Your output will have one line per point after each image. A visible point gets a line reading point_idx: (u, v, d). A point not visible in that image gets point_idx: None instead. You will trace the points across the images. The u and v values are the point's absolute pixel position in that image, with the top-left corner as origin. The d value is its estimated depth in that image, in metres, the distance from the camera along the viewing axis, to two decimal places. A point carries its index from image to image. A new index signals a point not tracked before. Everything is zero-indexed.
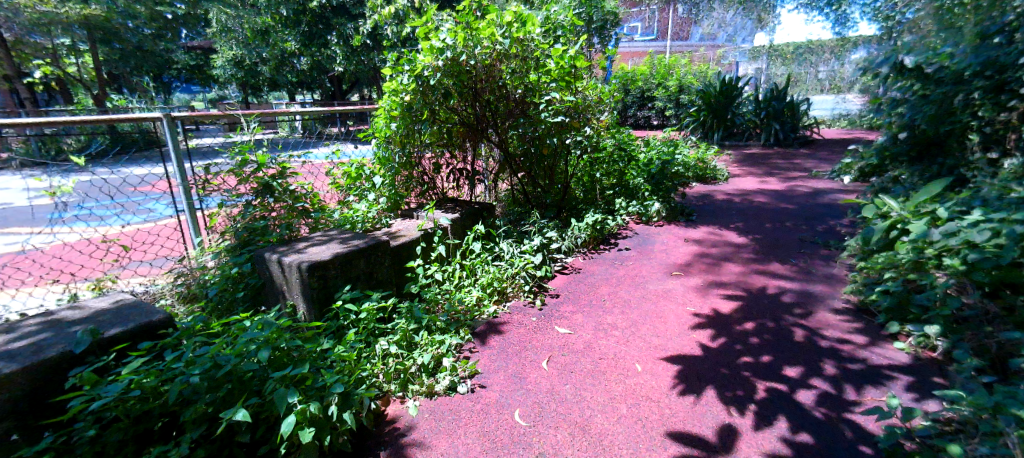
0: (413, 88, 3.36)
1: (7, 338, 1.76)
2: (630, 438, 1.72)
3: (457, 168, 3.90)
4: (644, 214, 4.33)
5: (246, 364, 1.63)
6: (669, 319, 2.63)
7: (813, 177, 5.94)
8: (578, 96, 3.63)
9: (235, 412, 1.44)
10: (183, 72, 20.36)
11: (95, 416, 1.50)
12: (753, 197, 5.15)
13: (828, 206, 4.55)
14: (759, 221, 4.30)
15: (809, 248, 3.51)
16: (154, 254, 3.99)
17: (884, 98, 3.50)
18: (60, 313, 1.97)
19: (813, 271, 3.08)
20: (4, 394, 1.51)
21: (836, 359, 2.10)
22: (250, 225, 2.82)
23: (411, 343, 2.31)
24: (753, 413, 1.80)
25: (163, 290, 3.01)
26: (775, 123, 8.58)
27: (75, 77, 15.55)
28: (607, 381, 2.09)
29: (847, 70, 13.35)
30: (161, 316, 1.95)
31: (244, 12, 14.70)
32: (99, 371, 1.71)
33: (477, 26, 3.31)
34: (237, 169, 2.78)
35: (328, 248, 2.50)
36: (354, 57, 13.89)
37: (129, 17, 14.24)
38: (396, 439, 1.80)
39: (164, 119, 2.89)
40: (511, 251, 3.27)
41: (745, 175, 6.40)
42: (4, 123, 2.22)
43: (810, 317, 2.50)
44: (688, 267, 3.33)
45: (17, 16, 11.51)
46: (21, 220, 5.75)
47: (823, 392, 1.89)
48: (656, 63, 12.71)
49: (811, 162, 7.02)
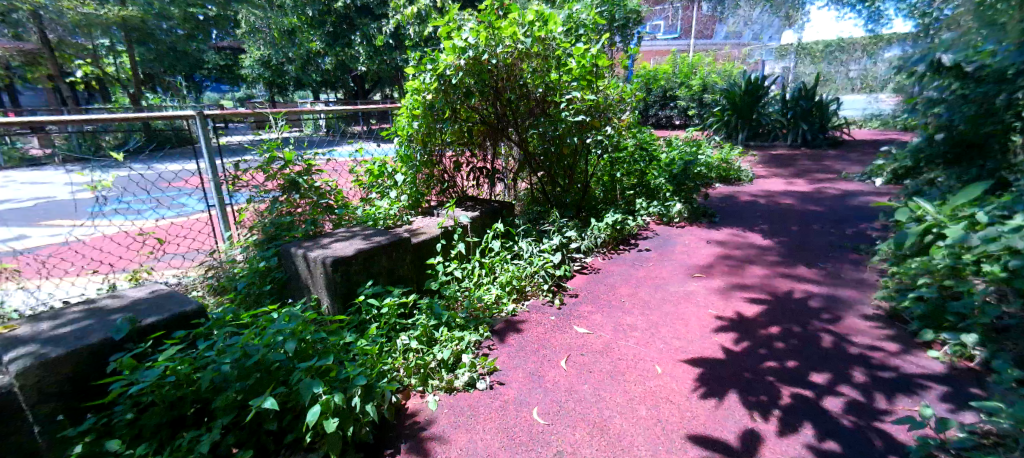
0: (435, 87, 3.38)
1: (53, 325, 1.84)
2: (650, 440, 1.71)
3: (477, 167, 3.95)
4: (665, 215, 4.32)
5: (274, 354, 1.68)
6: (690, 322, 2.59)
7: (842, 179, 5.79)
8: (599, 96, 3.63)
9: (262, 401, 1.49)
10: (213, 72, 20.99)
11: (134, 400, 1.57)
12: (779, 199, 5.04)
13: (857, 209, 4.43)
14: (786, 223, 4.21)
15: (836, 251, 3.42)
16: (186, 247, 4.12)
17: (920, 98, 3.40)
18: (101, 301, 2.07)
19: (841, 276, 3.00)
20: (52, 376, 1.59)
21: (865, 367, 2.04)
22: (277, 220, 2.90)
23: (430, 339, 2.33)
24: (777, 419, 1.76)
25: (195, 281, 3.10)
26: (803, 123, 8.39)
27: (114, 76, 16.14)
28: (625, 382, 2.08)
29: (879, 69, 12.92)
30: (195, 306, 2.01)
31: (271, 14, 15.03)
32: (136, 357, 1.78)
33: (499, 26, 3.32)
34: (265, 166, 2.87)
35: (351, 244, 2.55)
36: (377, 57, 14.20)
37: (162, 18, 14.65)
38: (416, 433, 1.82)
39: (197, 117, 2.93)
40: (530, 250, 3.27)
41: (771, 176, 6.25)
42: (47, 120, 2.31)
43: (838, 323, 2.44)
44: (709, 268, 3.29)
45: (62, 19, 12.15)
46: (64, 212, 6.00)
47: (852, 400, 1.84)
48: (679, 62, 12.52)
49: (840, 163, 6.84)
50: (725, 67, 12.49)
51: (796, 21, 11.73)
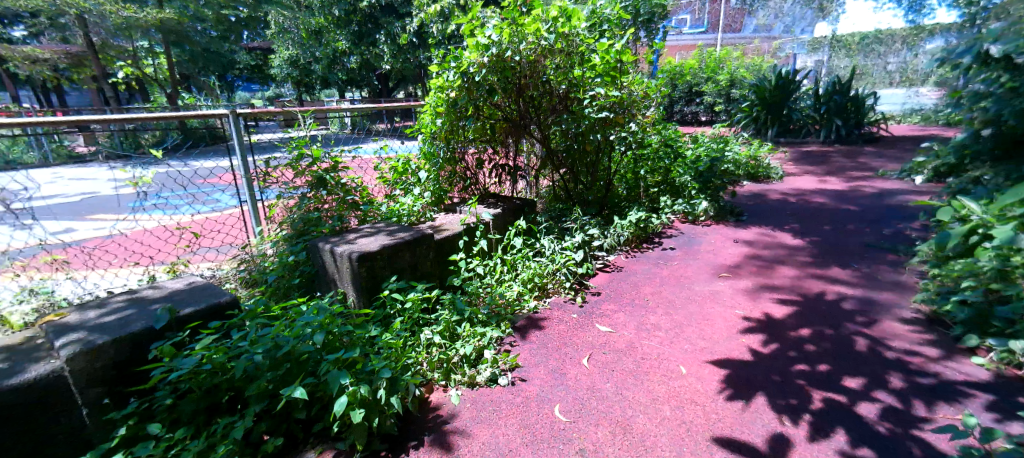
0: (459, 85, 3.42)
1: (99, 313, 1.94)
2: (674, 441, 1.69)
3: (499, 164, 3.94)
4: (690, 213, 4.24)
5: (303, 346, 1.73)
6: (716, 322, 2.54)
7: (879, 177, 5.57)
8: (623, 92, 3.59)
9: (292, 390, 1.53)
10: (245, 72, 21.65)
11: (173, 387, 1.64)
12: (810, 197, 4.89)
13: (895, 208, 4.26)
14: (818, 222, 4.08)
15: (872, 252, 3.30)
16: (220, 241, 4.28)
17: (965, 91, 3.24)
18: (143, 291, 2.17)
19: (878, 277, 2.89)
20: (98, 362, 1.67)
21: (902, 372, 1.96)
22: (305, 216, 2.96)
23: (452, 334, 2.36)
24: (807, 424, 1.71)
25: (228, 274, 3.22)
26: (837, 119, 8.10)
27: (152, 76, 16.83)
28: (649, 382, 2.06)
29: (920, 61, 12.34)
30: (229, 297, 2.09)
31: (300, 14, 15.39)
32: (174, 346, 1.86)
33: (522, 22, 3.32)
34: (293, 163, 2.96)
35: (376, 240, 2.59)
36: (401, 55, 14.38)
37: (197, 20, 15.18)
38: (439, 426, 1.85)
39: (230, 116, 3.02)
40: (552, 248, 3.26)
41: (802, 174, 6.06)
42: (93, 119, 2.43)
43: (874, 326, 2.35)
44: (737, 269, 3.22)
45: (104, 22, 12.73)
46: (107, 207, 6.29)
47: (888, 406, 1.77)
48: (706, 57, 12.25)
49: (877, 160, 6.58)
50: (754, 61, 12.14)
51: (830, 13, 11.32)
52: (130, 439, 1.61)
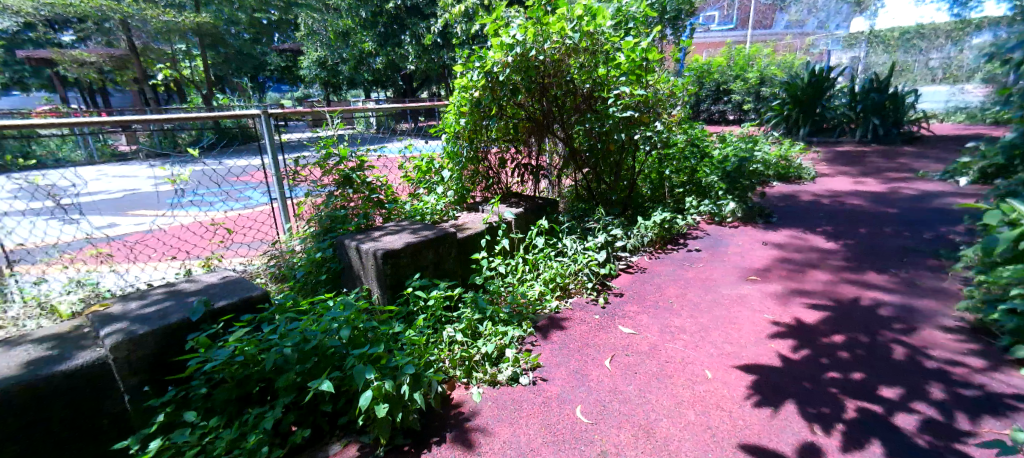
0: (482, 84, 3.42)
1: (140, 304, 2.04)
2: (698, 446, 1.66)
3: (522, 163, 3.94)
4: (716, 214, 4.15)
5: (330, 340, 1.77)
6: (743, 327, 2.48)
7: (919, 178, 5.33)
8: (648, 91, 3.54)
9: (319, 384, 1.57)
10: (275, 73, 22.29)
11: (207, 377, 1.71)
12: (845, 199, 4.71)
13: (937, 211, 4.07)
14: (853, 225, 3.93)
15: (912, 257, 3.16)
16: (251, 238, 4.42)
17: (1015, 88, 3.07)
18: (180, 284, 2.26)
19: (917, 283, 2.77)
20: (138, 351, 1.75)
21: (944, 383, 1.87)
22: (332, 214, 3.02)
23: (474, 332, 2.37)
24: (841, 434, 1.65)
25: (259, 269, 3.31)
26: (874, 117, 7.80)
27: (189, 78, 17.49)
28: (673, 385, 2.02)
29: (965, 57, 11.74)
30: (259, 291, 2.15)
31: (328, 16, 15.74)
32: (209, 337, 1.93)
33: (548, 21, 3.30)
34: (321, 162, 3.05)
35: (400, 238, 2.63)
36: (425, 56, 14.53)
37: (231, 23, 15.69)
38: (461, 423, 1.86)
39: (262, 116, 3.11)
40: (574, 248, 3.24)
41: (836, 175, 5.85)
42: (133, 120, 2.54)
43: (913, 334, 2.25)
44: (766, 272, 3.13)
45: (145, 26, 13.29)
46: (147, 203, 6.59)
47: (928, 418, 1.69)
48: (735, 54, 11.95)
49: (917, 161, 6.30)
50: (785, 58, 11.77)
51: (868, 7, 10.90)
52: (167, 425, 1.69)
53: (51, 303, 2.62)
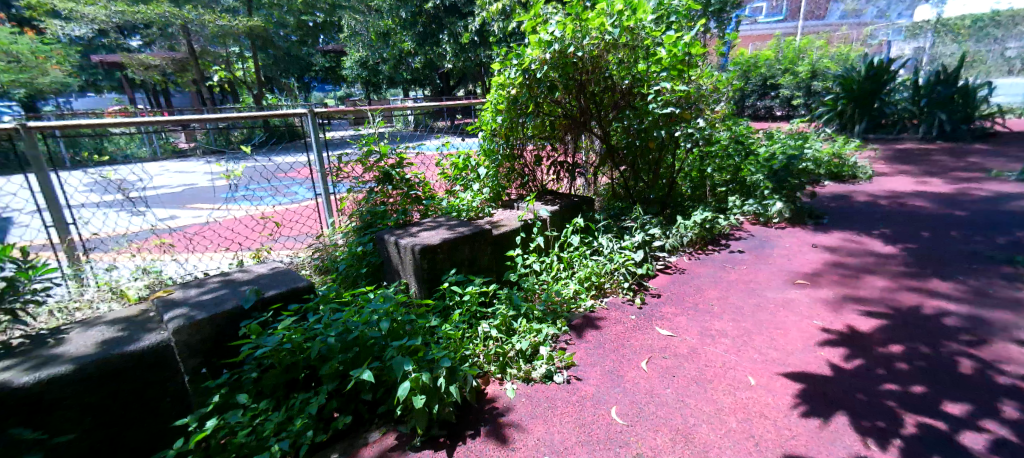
0: (520, 82, 3.40)
1: (199, 291, 2.18)
2: (740, 454, 1.60)
3: (558, 161, 3.93)
4: (762, 214, 3.99)
5: (371, 332, 1.83)
6: (789, 332, 2.37)
7: (992, 178, 4.92)
8: (691, 86, 3.37)
9: (360, 373, 1.63)
10: (320, 73, 23.13)
11: (258, 362, 1.80)
12: (906, 200, 4.41)
13: (1013, 214, 3.74)
14: (914, 228, 3.68)
15: (982, 263, 2.92)
16: (297, 231, 4.63)
17: None
18: (234, 274, 2.40)
19: (988, 292, 2.56)
20: (197, 335, 1.87)
21: (1019, 402, 1.72)
22: (373, 209, 3.13)
23: (509, 329, 2.39)
24: (898, 450, 1.55)
25: (304, 262, 3.46)
26: (941, 112, 7.26)
27: (242, 79, 18.44)
28: (712, 390, 1.96)
29: None
30: (305, 282, 2.25)
31: (371, 18, 16.17)
32: (259, 325, 2.03)
33: (587, 17, 3.24)
34: (363, 159, 3.12)
35: (437, 234, 2.68)
36: (463, 54, 14.68)
37: (281, 26, 16.38)
38: (495, 418, 1.88)
39: (307, 115, 3.24)
40: (610, 246, 3.18)
41: (895, 174, 5.48)
42: (192, 118, 2.69)
43: (982, 347, 2.09)
44: (816, 276, 2.98)
45: (203, 31, 14.10)
46: (204, 197, 7.01)
47: (999, 438, 1.56)
48: (784, 47, 11.40)
49: (990, 160, 5.81)
50: (840, 50, 11.10)
51: None
52: (222, 406, 1.79)
53: (120, 287, 2.84)
